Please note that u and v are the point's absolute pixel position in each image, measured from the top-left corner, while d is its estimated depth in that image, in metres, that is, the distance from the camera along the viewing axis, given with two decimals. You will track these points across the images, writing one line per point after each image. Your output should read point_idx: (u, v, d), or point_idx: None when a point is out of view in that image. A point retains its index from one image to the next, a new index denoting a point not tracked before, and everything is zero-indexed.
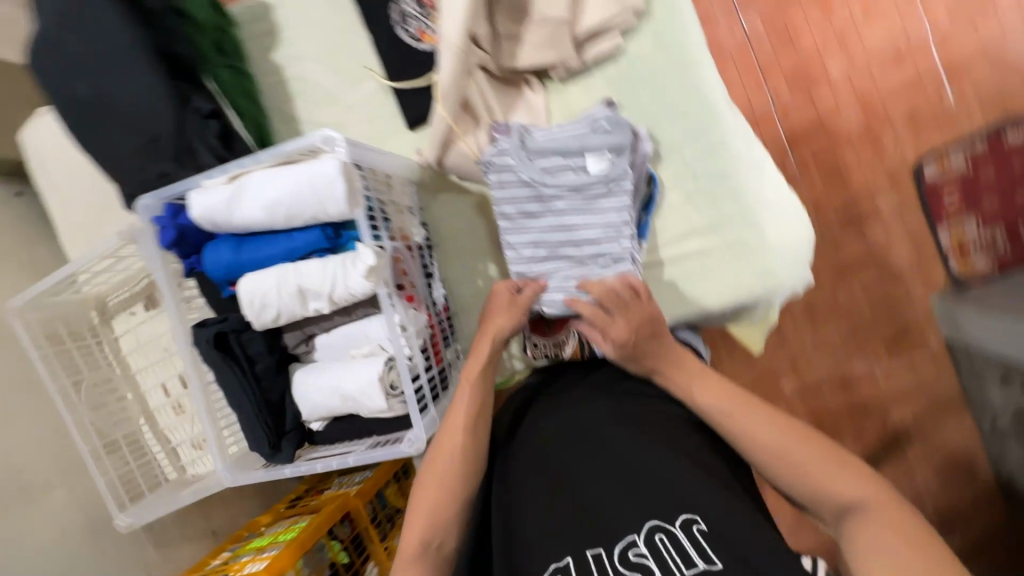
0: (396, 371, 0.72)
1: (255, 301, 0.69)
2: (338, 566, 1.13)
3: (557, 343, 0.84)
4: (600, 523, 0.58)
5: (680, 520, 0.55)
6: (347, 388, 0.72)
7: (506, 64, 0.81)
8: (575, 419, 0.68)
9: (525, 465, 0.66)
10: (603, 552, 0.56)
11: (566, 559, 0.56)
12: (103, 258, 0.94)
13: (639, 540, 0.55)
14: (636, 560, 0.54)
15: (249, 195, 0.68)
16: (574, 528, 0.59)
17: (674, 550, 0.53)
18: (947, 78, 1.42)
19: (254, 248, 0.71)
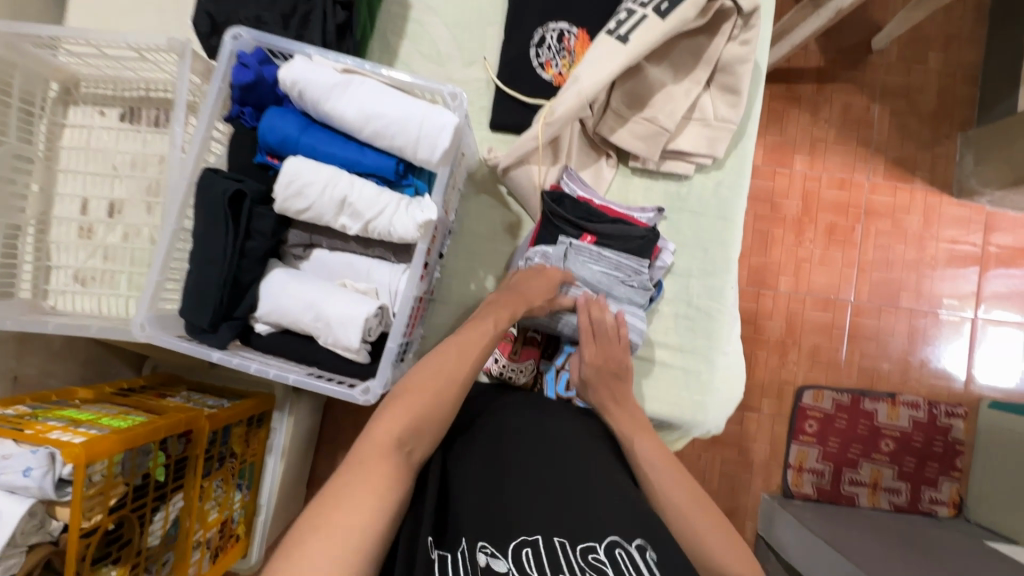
0: (379, 320, 0.71)
1: (294, 182, 0.66)
2: (150, 481, 0.97)
3: (514, 371, 0.92)
4: (571, 518, 0.64)
5: (635, 543, 0.61)
6: (327, 308, 0.69)
7: (601, 132, 0.91)
8: (555, 429, 0.76)
9: (509, 444, 0.73)
10: (568, 543, 0.61)
11: (535, 537, 0.62)
12: (117, 45, 0.84)
13: (600, 547, 0.60)
14: (593, 562, 0.59)
15: (352, 93, 0.67)
16: (551, 514, 0.64)
17: (633, 564, 0.58)
18: (847, 337, 1.77)
19: (320, 138, 0.70)
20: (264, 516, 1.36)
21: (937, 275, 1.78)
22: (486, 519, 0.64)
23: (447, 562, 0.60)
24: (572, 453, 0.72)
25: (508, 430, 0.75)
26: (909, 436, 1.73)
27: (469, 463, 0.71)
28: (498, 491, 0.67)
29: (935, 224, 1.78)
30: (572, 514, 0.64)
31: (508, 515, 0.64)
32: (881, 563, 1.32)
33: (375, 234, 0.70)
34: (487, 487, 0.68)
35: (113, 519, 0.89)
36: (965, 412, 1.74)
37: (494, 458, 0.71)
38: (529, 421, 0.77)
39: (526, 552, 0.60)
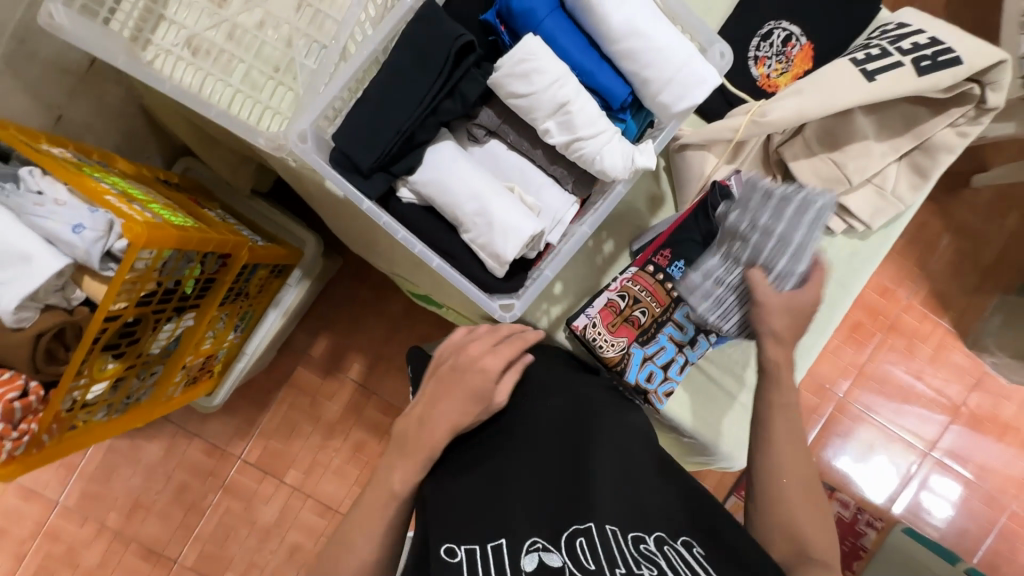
0: (532, 242, 0.75)
1: (528, 62, 0.69)
2: (178, 289, 0.89)
3: (608, 343, 0.88)
4: (602, 506, 0.68)
5: (683, 539, 0.68)
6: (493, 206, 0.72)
7: (783, 153, 0.94)
8: (563, 424, 0.79)
9: (509, 448, 0.77)
10: (618, 531, 0.66)
11: (588, 525, 0.66)
12: None
13: (650, 539, 0.66)
14: (646, 551, 0.64)
15: (626, 8, 0.73)
16: (601, 505, 0.68)
17: (682, 554, 0.65)
18: (820, 424, 1.88)
19: (560, 32, 0.75)
20: (243, 365, 1.29)
21: (921, 405, 1.90)
22: (517, 517, 0.69)
23: (478, 554, 0.65)
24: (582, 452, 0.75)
25: (508, 432, 0.80)
26: None
27: (512, 455, 0.76)
28: (512, 489, 0.72)
29: (939, 361, 1.88)
30: (614, 507, 0.69)
31: (534, 516, 0.69)
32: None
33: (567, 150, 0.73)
34: (530, 474, 0.74)
35: (134, 313, 0.81)
36: (881, 526, 1.89)
37: (490, 463, 0.76)
38: (529, 422, 0.80)
39: (580, 541, 0.65)
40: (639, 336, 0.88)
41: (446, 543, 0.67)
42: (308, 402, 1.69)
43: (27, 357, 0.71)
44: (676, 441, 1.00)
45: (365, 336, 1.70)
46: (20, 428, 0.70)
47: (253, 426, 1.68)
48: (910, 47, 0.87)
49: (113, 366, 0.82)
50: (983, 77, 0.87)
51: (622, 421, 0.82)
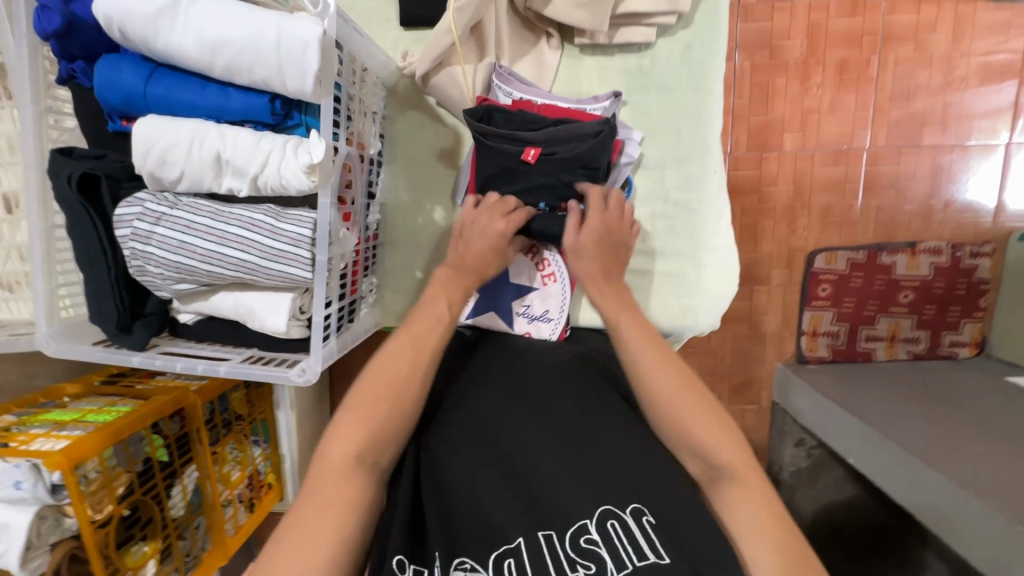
0: (309, 297, 0.76)
1: (153, 150, 0.64)
2: (153, 463, 0.99)
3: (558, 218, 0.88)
4: (544, 508, 0.66)
5: (631, 508, 0.63)
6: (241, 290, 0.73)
7: (531, 6, 0.84)
8: (501, 417, 0.77)
9: (449, 450, 0.75)
10: (555, 535, 0.63)
11: (518, 542, 0.63)
12: None
13: (591, 526, 0.63)
14: (586, 545, 0.62)
15: (185, 21, 0.62)
16: (532, 512, 0.66)
17: (624, 535, 0.61)
18: (862, 190, 1.61)
19: (169, 86, 0.66)
20: (291, 463, 1.39)
21: (968, 100, 1.55)
22: (460, 526, 0.67)
23: None
24: (528, 453, 0.72)
25: (453, 431, 0.78)
26: (930, 284, 1.64)
27: (457, 452, 0.75)
28: (452, 499, 0.70)
29: (968, 37, 1.51)
30: (549, 508, 0.66)
31: (479, 529, 0.66)
32: (902, 425, 1.31)
33: (188, 272, 0.69)
34: (477, 468, 0.72)
35: (125, 505, 0.93)
36: (992, 249, 1.62)
37: (437, 462, 0.75)
38: (481, 419, 0.79)
39: (509, 563, 0.62)
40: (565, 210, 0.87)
41: (397, 555, 0.65)
42: None
43: None
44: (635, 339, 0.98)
45: None
46: None
47: None
48: None
49: (145, 548, 0.96)
50: None
51: (553, 387, 0.81)
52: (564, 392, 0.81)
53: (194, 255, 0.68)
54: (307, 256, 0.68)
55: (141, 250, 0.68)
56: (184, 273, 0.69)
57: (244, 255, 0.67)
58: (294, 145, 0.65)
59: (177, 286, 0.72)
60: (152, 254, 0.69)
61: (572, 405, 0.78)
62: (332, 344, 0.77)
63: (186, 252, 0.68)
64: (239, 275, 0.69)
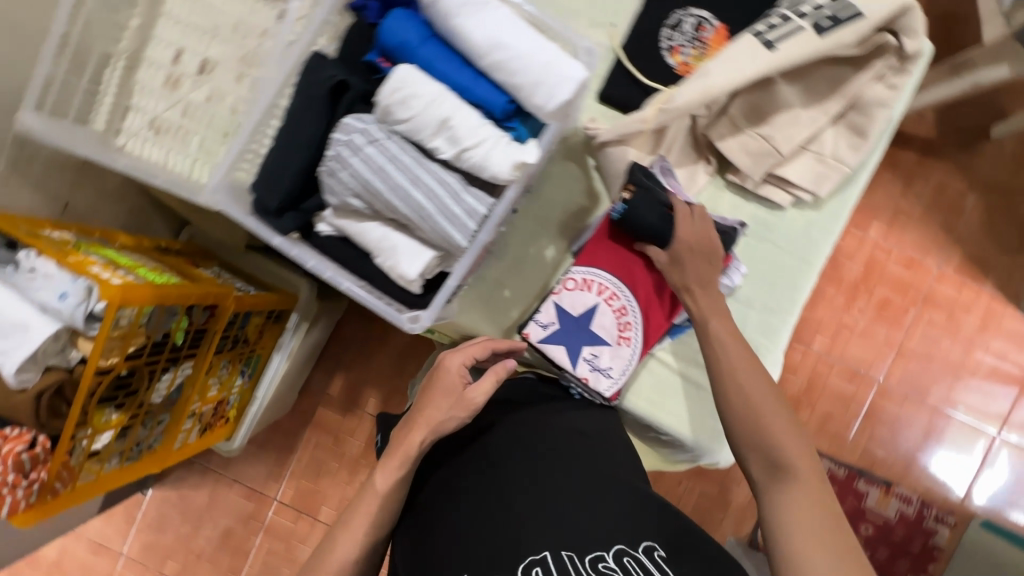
0: (441, 263, 0.81)
1: (401, 90, 0.73)
2: (168, 342, 0.98)
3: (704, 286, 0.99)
4: (561, 533, 0.77)
5: (644, 545, 0.76)
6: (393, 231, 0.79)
7: (709, 134, 0.99)
8: (509, 447, 0.87)
9: (469, 475, 0.85)
10: (575, 555, 0.75)
11: (542, 554, 0.75)
12: None
13: (608, 557, 0.74)
14: (605, 570, 0.73)
15: (487, 20, 0.74)
16: (550, 533, 0.77)
17: (637, 566, 0.73)
18: (863, 414, 1.72)
19: (437, 55, 0.77)
20: (256, 409, 1.37)
21: (976, 381, 1.71)
22: (486, 543, 0.77)
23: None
24: (540, 482, 0.82)
25: (472, 452, 0.88)
26: (890, 527, 1.70)
27: (476, 474, 0.85)
28: (474, 515, 0.80)
29: (991, 331, 1.70)
30: (565, 533, 0.77)
31: (504, 542, 0.77)
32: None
33: (371, 194, 0.76)
34: (494, 492, 0.82)
35: (127, 366, 0.91)
36: (954, 521, 1.70)
37: (463, 480, 0.85)
38: (494, 446, 0.87)
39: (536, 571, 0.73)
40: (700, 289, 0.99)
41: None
42: (331, 439, 1.77)
43: (30, 412, 0.80)
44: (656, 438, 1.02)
45: (376, 370, 1.76)
46: (30, 476, 0.80)
47: (286, 468, 1.78)
48: (811, 12, 0.89)
49: (114, 416, 0.92)
50: (892, 26, 0.91)
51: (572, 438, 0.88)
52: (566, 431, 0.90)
53: (386, 183, 0.74)
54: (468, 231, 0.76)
55: (345, 158, 0.75)
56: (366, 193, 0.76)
57: (425, 203, 0.74)
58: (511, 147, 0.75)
59: (348, 200, 0.77)
60: (351, 165, 0.75)
61: (576, 448, 0.87)
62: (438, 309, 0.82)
63: (379, 177, 0.75)
64: (408, 216, 0.76)
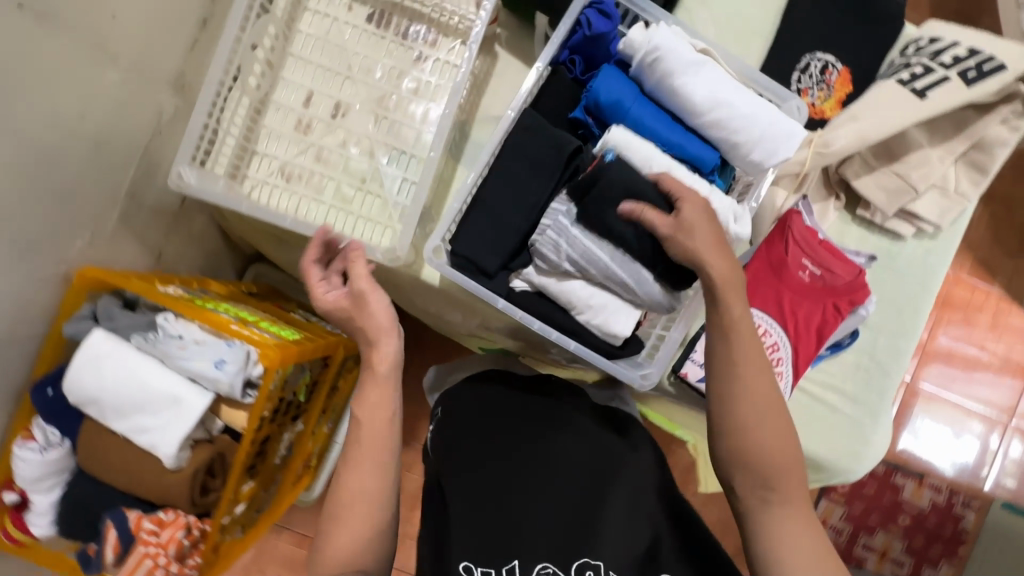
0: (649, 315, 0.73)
1: (631, 148, 0.66)
2: (294, 399, 0.93)
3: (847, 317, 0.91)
4: (609, 544, 0.68)
5: None
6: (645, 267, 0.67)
7: (843, 173, 0.92)
8: (566, 450, 0.77)
9: (508, 467, 0.76)
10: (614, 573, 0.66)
11: (584, 564, 0.67)
12: None
13: None
14: None
15: (706, 76, 0.66)
16: (603, 542, 0.68)
17: None
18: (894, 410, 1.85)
19: (650, 110, 0.68)
20: (337, 454, 1.30)
21: (990, 375, 1.87)
22: (519, 545, 0.69)
23: None
24: (601, 491, 0.73)
25: (514, 444, 0.78)
26: (924, 517, 1.83)
27: (519, 471, 0.75)
28: (502, 518, 0.71)
29: (1000, 329, 1.87)
30: (615, 548, 0.68)
31: (536, 543, 0.69)
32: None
33: (591, 263, 0.66)
34: (537, 495, 0.73)
35: (265, 431, 0.84)
36: (978, 506, 1.85)
37: (500, 474, 0.76)
38: (543, 448, 0.78)
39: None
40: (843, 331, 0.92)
41: (465, 560, 0.68)
42: None
43: (186, 494, 0.74)
44: None
45: None
46: (188, 562, 0.75)
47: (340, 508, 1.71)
48: (953, 60, 0.83)
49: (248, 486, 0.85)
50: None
51: (646, 458, 0.78)
52: (630, 442, 0.81)
53: (605, 251, 0.66)
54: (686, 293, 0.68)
55: (563, 228, 0.66)
56: (584, 261, 0.66)
57: (646, 268, 0.67)
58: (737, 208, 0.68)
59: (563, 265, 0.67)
60: (573, 234, 0.66)
61: (638, 460, 0.78)
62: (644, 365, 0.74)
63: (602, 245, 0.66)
64: (627, 281, 0.67)
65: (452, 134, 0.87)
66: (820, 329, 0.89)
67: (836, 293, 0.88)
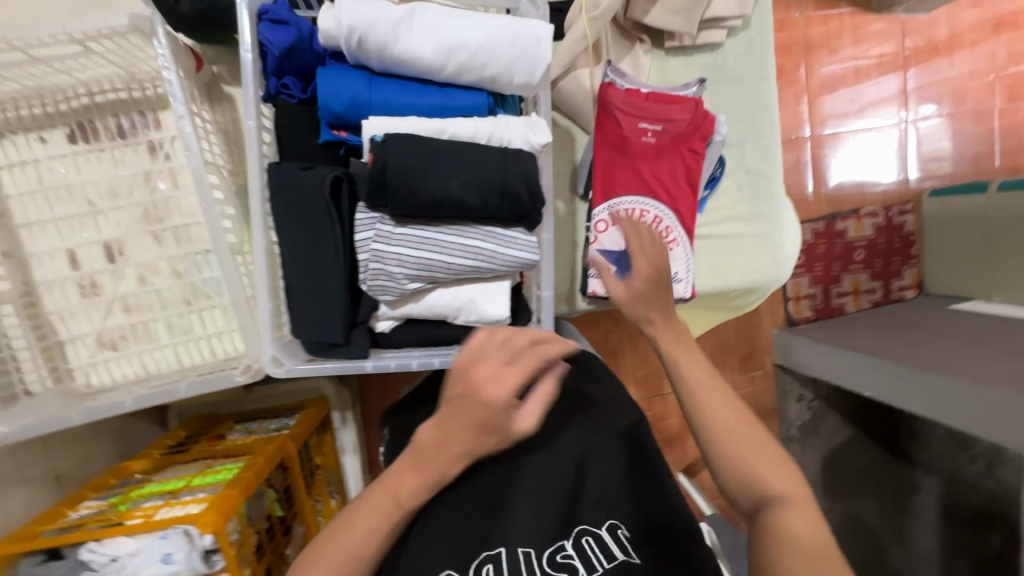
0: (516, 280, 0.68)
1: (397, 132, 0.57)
2: (273, 520, 0.91)
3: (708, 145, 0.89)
4: (523, 516, 0.57)
5: (609, 524, 0.58)
6: (484, 240, 0.60)
7: (633, 15, 0.85)
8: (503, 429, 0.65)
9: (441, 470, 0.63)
10: (531, 550, 0.55)
11: (497, 549, 0.55)
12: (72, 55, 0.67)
13: (567, 542, 0.56)
14: (562, 560, 0.55)
15: (423, 26, 0.56)
16: (528, 518, 0.57)
17: (600, 551, 0.56)
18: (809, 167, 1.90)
19: (395, 89, 0.58)
20: None
21: (874, 90, 1.91)
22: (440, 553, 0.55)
23: None
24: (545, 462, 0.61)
25: None
26: (874, 241, 1.96)
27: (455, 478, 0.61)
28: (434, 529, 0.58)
29: (864, 42, 1.88)
30: (533, 516, 0.57)
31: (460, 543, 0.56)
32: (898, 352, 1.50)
33: (430, 270, 0.60)
34: (478, 491, 0.59)
35: (261, 566, 0.84)
36: (912, 207, 1.98)
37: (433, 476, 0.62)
38: None
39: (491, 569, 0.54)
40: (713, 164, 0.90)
41: None
42: None
43: None
44: (722, 304, 1.02)
45: None
46: None
47: None
48: None
49: None
50: None
51: (596, 411, 0.69)
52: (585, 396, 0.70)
53: (436, 250, 0.59)
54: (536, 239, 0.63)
55: (382, 252, 0.58)
56: (425, 271, 0.59)
57: (485, 243, 0.60)
58: (529, 122, 0.61)
59: (407, 287, 0.60)
60: (394, 255, 0.58)
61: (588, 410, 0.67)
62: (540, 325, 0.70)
63: (430, 247, 0.59)
64: (475, 266, 0.61)
65: (240, 206, 0.78)
66: (689, 178, 0.87)
67: (686, 138, 0.85)
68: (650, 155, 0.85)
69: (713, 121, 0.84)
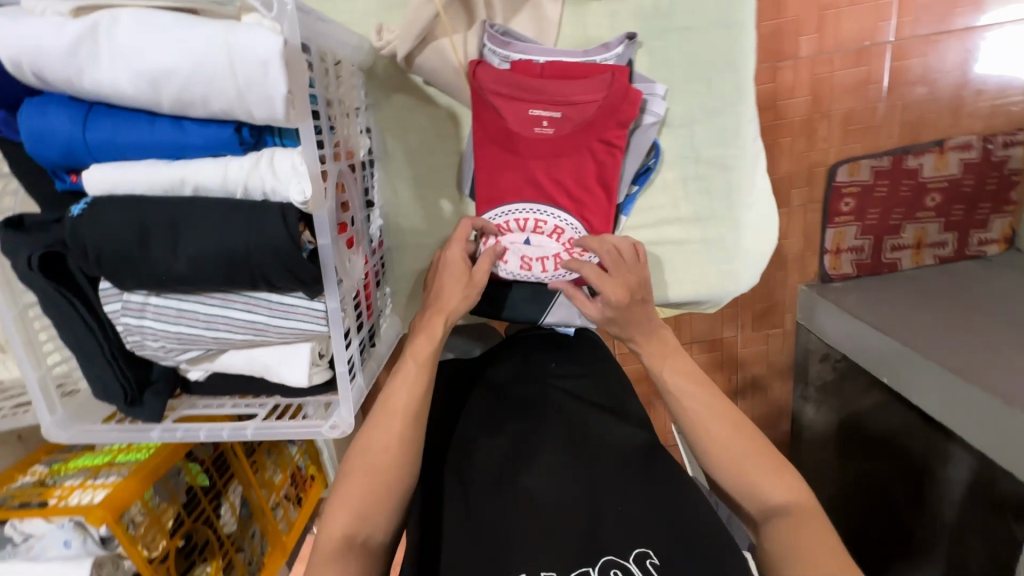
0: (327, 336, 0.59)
1: (118, 187, 0.47)
2: (197, 491, 0.93)
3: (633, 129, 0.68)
4: (544, 538, 0.49)
5: (635, 554, 0.48)
6: (249, 311, 0.51)
7: None
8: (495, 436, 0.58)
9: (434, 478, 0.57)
10: None
11: None
12: None
13: (592, 572, 0.47)
14: None
15: (113, 49, 0.41)
16: (546, 543, 0.49)
17: None
18: (891, 21, 0.92)
19: (114, 127, 0.46)
20: None
21: None
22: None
23: None
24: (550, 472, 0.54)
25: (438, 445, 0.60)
26: (961, 179, 1.03)
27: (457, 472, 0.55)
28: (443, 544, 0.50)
29: None
30: (554, 532, 0.50)
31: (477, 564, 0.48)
32: (950, 326, 0.92)
33: (195, 343, 0.53)
34: (489, 503, 0.52)
35: (180, 537, 0.87)
36: None
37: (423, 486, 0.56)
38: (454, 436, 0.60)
39: None
40: (643, 154, 0.69)
41: None
42: None
43: None
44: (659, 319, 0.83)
45: None
46: None
47: None
48: None
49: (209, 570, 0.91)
50: None
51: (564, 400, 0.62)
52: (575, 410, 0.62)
53: (198, 324, 0.51)
54: (323, 308, 0.52)
55: (136, 327, 0.51)
56: (191, 343, 0.52)
57: (251, 317, 0.51)
58: (290, 165, 0.46)
59: (183, 356, 0.55)
60: (150, 329, 0.51)
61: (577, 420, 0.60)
62: (360, 382, 0.61)
63: (188, 320, 0.51)
64: (249, 338, 0.53)
65: None
66: (600, 179, 0.67)
67: (593, 126, 0.64)
68: (545, 152, 0.66)
69: (636, 101, 0.63)
